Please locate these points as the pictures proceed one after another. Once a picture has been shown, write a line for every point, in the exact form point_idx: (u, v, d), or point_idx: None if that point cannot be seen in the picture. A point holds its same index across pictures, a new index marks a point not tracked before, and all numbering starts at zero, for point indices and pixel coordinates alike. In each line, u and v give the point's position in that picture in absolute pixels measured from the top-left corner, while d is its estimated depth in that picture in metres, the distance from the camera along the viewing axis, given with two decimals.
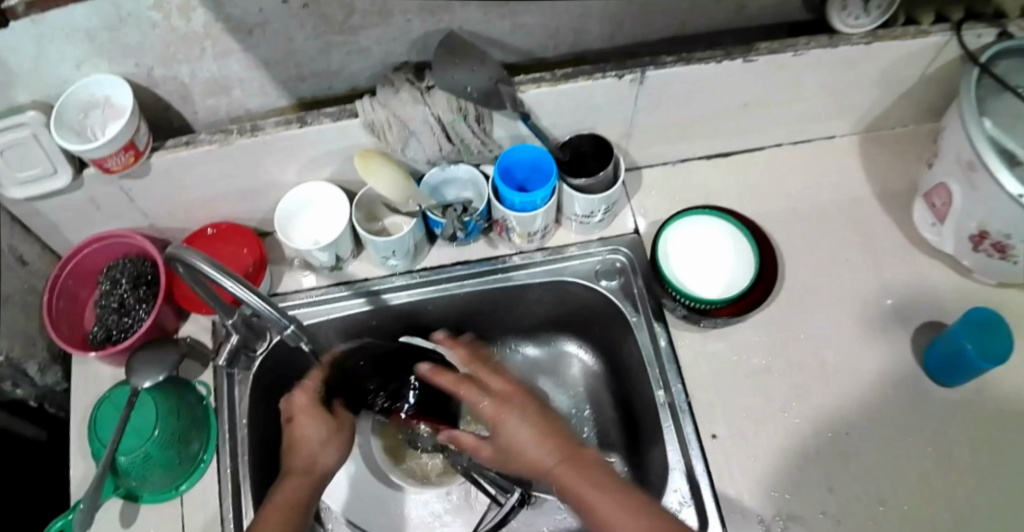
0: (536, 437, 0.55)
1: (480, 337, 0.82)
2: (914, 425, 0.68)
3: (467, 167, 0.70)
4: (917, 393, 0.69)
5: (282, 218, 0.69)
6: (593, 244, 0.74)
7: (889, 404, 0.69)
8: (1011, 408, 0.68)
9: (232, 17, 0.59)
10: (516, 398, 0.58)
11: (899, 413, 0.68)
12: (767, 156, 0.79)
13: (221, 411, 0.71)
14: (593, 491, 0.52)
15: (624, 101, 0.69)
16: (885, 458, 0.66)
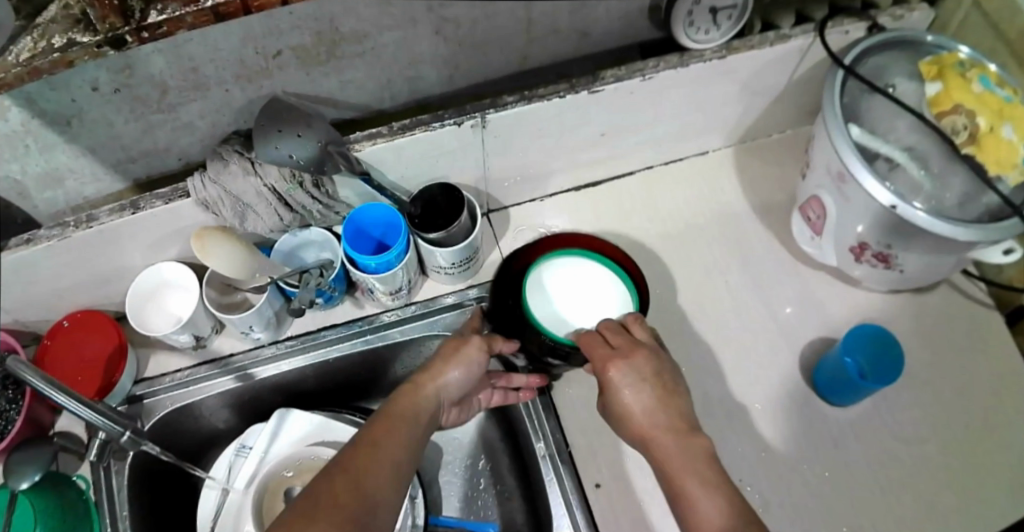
0: (651, 403, 0.53)
1: (369, 395, 0.79)
2: (808, 452, 0.66)
3: (319, 229, 0.69)
4: (806, 412, 0.68)
5: (133, 306, 0.69)
6: (467, 292, 0.72)
7: (776, 431, 0.67)
8: (899, 422, 0.68)
9: (46, 111, 0.56)
10: (647, 361, 0.55)
11: (790, 438, 0.67)
12: (637, 180, 0.77)
13: (101, 506, 0.68)
14: (696, 483, 0.48)
15: (471, 146, 0.66)
16: (782, 490, 0.64)
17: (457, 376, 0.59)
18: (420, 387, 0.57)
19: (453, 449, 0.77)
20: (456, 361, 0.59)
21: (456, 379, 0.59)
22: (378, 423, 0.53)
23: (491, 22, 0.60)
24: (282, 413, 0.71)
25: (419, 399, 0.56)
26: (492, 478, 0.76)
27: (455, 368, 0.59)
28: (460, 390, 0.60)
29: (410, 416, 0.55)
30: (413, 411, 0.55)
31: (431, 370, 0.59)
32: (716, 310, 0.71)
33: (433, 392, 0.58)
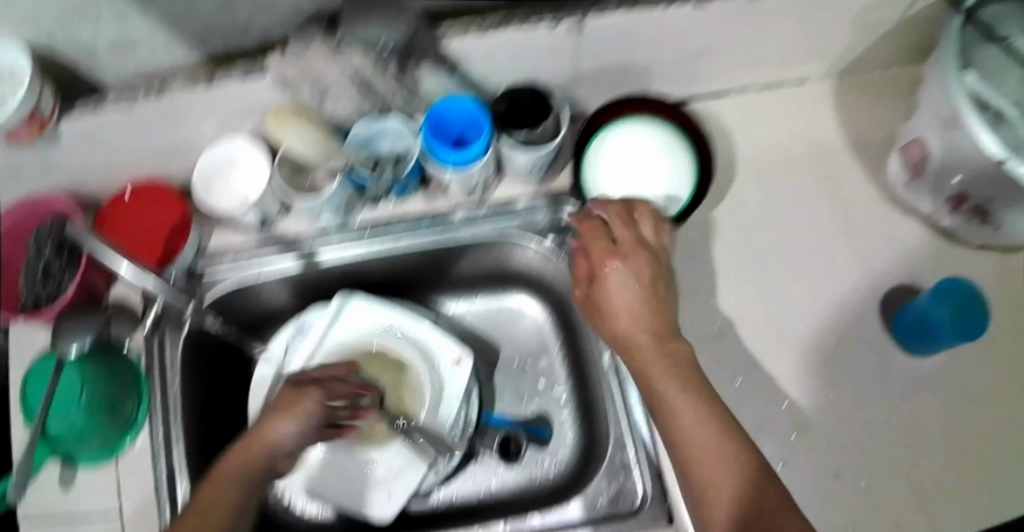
0: (640, 301, 0.57)
1: (430, 292, 0.79)
2: (877, 396, 0.65)
3: (397, 118, 0.64)
4: (878, 357, 0.66)
5: (201, 180, 0.67)
6: (541, 199, 0.69)
7: (846, 372, 0.66)
8: (978, 378, 0.65)
9: None
10: (645, 263, 0.58)
11: (859, 380, 0.66)
12: (721, 107, 0.74)
13: (153, 376, 0.69)
14: (674, 390, 0.53)
15: (561, 50, 0.62)
16: (842, 429, 0.64)
17: (286, 429, 0.59)
18: (257, 439, 0.59)
19: (510, 351, 0.78)
20: (290, 415, 0.60)
21: (292, 435, 0.59)
22: (207, 490, 0.55)
23: None
24: (344, 294, 0.72)
25: (257, 452, 0.58)
26: (549, 385, 0.76)
27: (288, 423, 0.59)
28: (298, 442, 0.60)
29: (240, 472, 0.57)
30: (242, 473, 0.57)
31: (266, 427, 0.59)
32: (795, 246, 0.70)
33: (273, 444, 0.59)
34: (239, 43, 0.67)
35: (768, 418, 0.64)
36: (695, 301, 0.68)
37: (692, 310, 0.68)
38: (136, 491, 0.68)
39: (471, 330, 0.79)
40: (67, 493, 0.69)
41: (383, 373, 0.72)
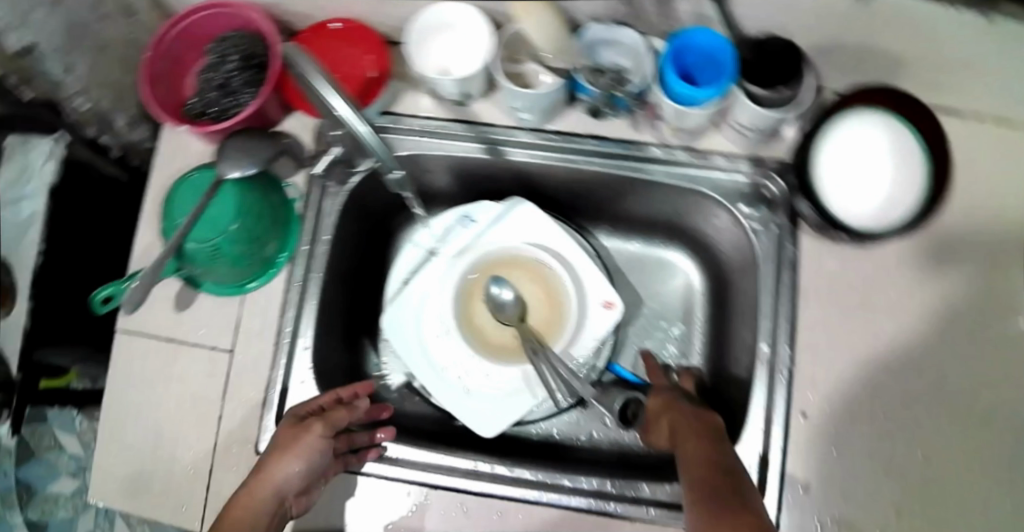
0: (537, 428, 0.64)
1: (591, 218, 0.79)
2: (1011, 487, 0.59)
3: (633, 33, 0.59)
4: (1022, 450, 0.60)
5: (411, 42, 0.60)
6: (743, 162, 0.66)
7: (1001, 448, 0.60)
8: None
9: None
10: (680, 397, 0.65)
11: (995, 460, 0.60)
12: (963, 125, 0.67)
13: (306, 222, 0.67)
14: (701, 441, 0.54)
15: (842, 17, 0.58)
16: (965, 503, 0.59)
17: (289, 469, 0.55)
18: (259, 486, 0.53)
19: (652, 308, 0.78)
20: (295, 454, 0.55)
21: (297, 473, 0.55)
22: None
23: None
24: (515, 201, 0.71)
25: (263, 501, 0.53)
26: (680, 350, 0.77)
27: (292, 462, 0.55)
28: (305, 480, 0.56)
29: (250, 522, 0.51)
30: (256, 518, 0.52)
31: (266, 469, 0.54)
32: (996, 299, 0.64)
33: (277, 486, 0.54)
34: None
35: (898, 463, 0.61)
36: (865, 318, 0.64)
37: (856, 327, 0.64)
38: (253, 332, 0.66)
39: (619, 269, 0.80)
40: (182, 311, 0.67)
41: (529, 289, 0.70)
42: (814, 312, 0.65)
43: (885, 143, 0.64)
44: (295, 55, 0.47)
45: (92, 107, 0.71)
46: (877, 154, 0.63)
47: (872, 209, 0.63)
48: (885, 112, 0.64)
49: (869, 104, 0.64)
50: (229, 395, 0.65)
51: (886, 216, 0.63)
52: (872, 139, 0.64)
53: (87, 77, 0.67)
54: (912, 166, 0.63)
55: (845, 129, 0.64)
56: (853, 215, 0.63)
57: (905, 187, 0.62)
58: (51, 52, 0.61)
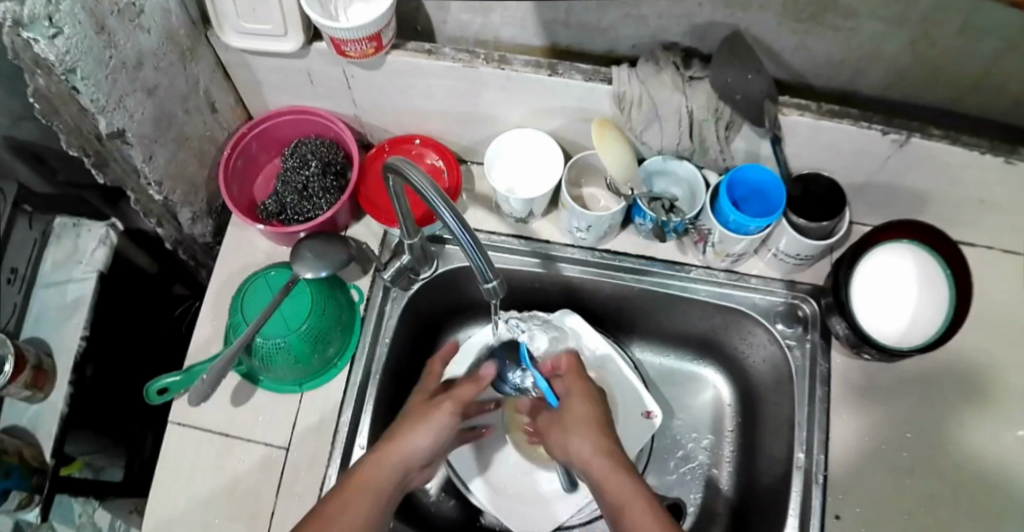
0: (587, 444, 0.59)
1: (627, 330, 0.82)
2: None
3: (690, 166, 0.67)
4: None
5: (488, 159, 0.66)
6: (778, 284, 0.71)
7: None
8: None
9: None
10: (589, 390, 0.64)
11: None
12: (974, 256, 0.75)
13: (368, 323, 0.71)
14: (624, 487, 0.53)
15: (874, 156, 0.66)
16: None
17: (419, 441, 0.61)
18: (393, 452, 0.59)
19: (683, 419, 0.80)
20: (424, 428, 0.61)
21: (427, 445, 0.61)
22: (335, 498, 0.54)
23: (964, 49, 0.61)
24: (562, 312, 0.74)
25: (394, 467, 0.59)
26: (711, 460, 0.77)
27: (423, 435, 0.61)
28: (427, 456, 0.61)
29: (380, 485, 0.57)
30: (381, 482, 0.57)
31: (403, 439, 0.60)
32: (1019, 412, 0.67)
33: (405, 455, 0.60)
34: (587, 47, 0.69)
35: None
36: (894, 424, 0.67)
37: (886, 431, 0.67)
38: (309, 427, 0.68)
39: (649, 381, 0.82)
40: (238, 408, 0.69)
41: None
42: (846, 423, 0.67)
43: (917, 274, 0.69)
44: (400, 164, 0.46)
45: (162, 199, 0.72)
46: (908, 281, 0.69)
47: (901, 329, 0.68)
48: (912, 242, 0.70)
49: (913, 240, 0.70)
50: (279, 490, 0.66)
51: (914, 333, 0.68)
52: (904, 267, 0.69)
53: (162, 170, 0.69)
54: (940, 298, 0.68)
55: (885, 256, 0.70)
56: (883, 334, 0.68)
57: (934, 314, 0.68)
58: (136, 139, 0.64)
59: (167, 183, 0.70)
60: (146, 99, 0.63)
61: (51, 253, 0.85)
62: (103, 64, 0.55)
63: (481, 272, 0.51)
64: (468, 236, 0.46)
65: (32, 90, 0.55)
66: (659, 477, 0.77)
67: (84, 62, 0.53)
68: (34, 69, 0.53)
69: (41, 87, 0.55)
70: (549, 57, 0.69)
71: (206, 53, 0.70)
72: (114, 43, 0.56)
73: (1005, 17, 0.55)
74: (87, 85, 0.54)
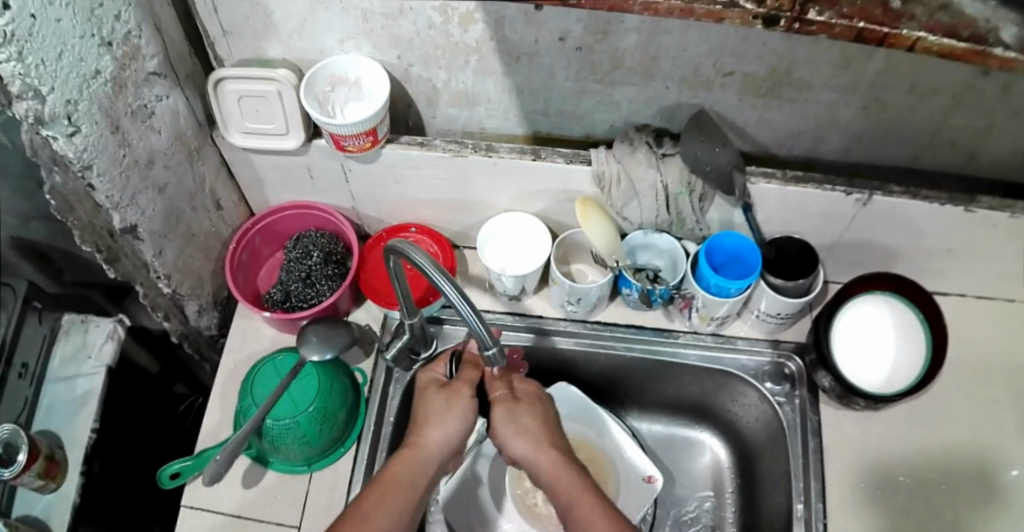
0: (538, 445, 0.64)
1: (623, 400, 0.84)
2: None
3: (669, 238, 0.72)
4: None
5: (479, 244, 0.71)
6: (763, 344, 0.75)
7: None
8: None
9: (508, 40, 0.61)
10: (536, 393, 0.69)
11: None
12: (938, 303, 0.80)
13: (372, 405, 0.74)
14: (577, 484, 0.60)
15: (842, 215, 0.71)
16: None
17: (442, 434, 0.63)
18: (421, 448, 0.62)
19: (683, 484, 0.81)
20: (445, 419, 0.63)
21: (454, 433, 0.63)
22: (374, 494, 0.57)
23: (914, 110, 0.66)
24: (556, 384, 0.77)
25: (424, 459, 0.61)
26: (713, 522, 0.79)
27: (450, 424, 0.63)
28: (455, 443, 0.64)
29: (409, 479, 0.59)
30: (413, 475, 0.59)
31: (428, 432, 0.63)
32: (989, 447, 0.73)
33: (431, 449, 0.62)
34: (567, 131, 0.73)
35: None
36: (881, 468, 0.71)
37: (874, 474, 0.71)
38: (320, 508, 0.70)
39: (649, 447, 0.84)
40: (248, 491, 0.71)
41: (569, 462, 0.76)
42: (841, 471, 0.71)
43: (893, 324, 0.73)
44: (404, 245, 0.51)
45: (172, 292, 0.74)
46: (886, 331, 0.72)
47: (885, 375, 0.71)
48: (888, 294, 0.73)
49: (886, 293, 0.73)
50: None
51: (896, 378, 0.71)
52: (881, 318, 0.73)
53: (171, 264, 0.72)
54: (917, 346, 0.71)
55: (860, 307, 0.73)
56: (867, 382, 0.71)
57: (915, 360, 0.71)
58: (147, 236, 0.68)
59: (176, 278, 0.74)
60: (156, 197, 0.67)
61: (59, 347, 0.88)
62: (117, 161, 0.60)
63: (482, 340, 0.56)
64: (469, 308, 0.50)
65: (49, 189, 0.60)
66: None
67: (99, 159, 0.57)
68: (52, 166, 0.57)
69: (58, 184, 0.59)
70: (531, 144, 0.73)
71: (212, 152, 0.75)
72: (128, 142, 0.61)
73: (957, 70, 0.60)
74: (103, 181, 0.59)
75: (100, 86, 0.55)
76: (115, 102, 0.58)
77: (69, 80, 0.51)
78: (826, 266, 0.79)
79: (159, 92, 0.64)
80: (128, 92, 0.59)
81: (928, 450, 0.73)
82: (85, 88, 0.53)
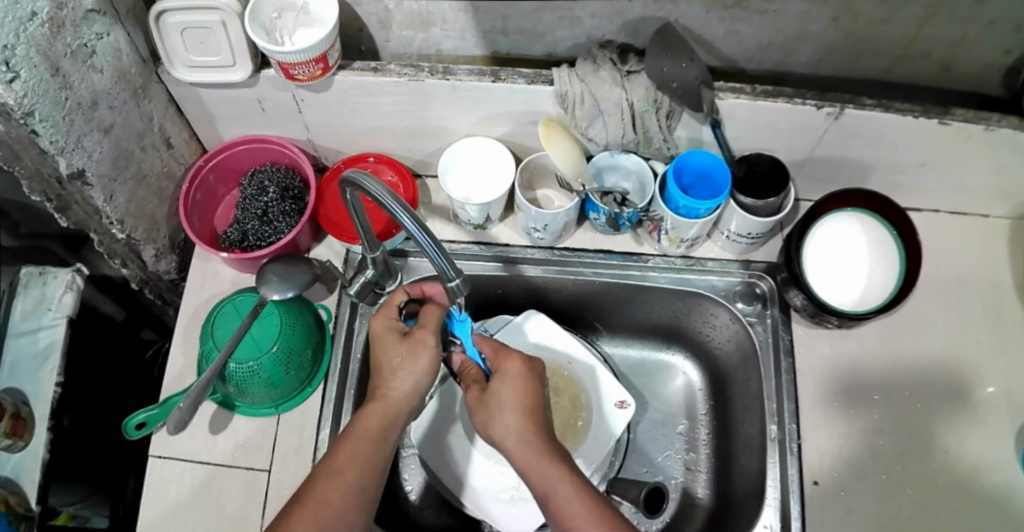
0: (530, 424, 0.57)
1: (595, 325, 0.83)
2: None
3: (637, 159, 0.70)
4: (1010, 496, 0.67)
5: (442, 169, 0.69)
6: (734, 264, 0.73)
7: (991, 501, 0.67)
8: None
9: None
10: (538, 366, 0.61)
11: (989, 509, 0.66)
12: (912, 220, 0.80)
13: (338, 341, 0.73)
14: (561, 472, 0.53)
15: (813, 130, 0.69)
16: None
17: (408, 384, 0.60)
18: (389, 400, 0.59)
19: (657, 409, 0.81)
20: (409, 367, 0.60)
21: (419, 388, 0.60)
22: (342, 450, 0.55)
23: (887, 21, 0.64)
24: (528, 311, 0.76)
25: (394, 413, 0.59)
26: (687, 445, 0.79)
27: (412, 374, 0.60)
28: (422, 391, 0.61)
29: (380, 432, 0.57)
30: (381, 430, 0.57)
31: (391, 386, 0.60)
32: (962, 361, 0.73)
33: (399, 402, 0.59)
34: (527, 51, 0.71)
35: (906, 518, 0.66)
36: (855, 385, 0.71)
37: (849, 391, 0.71)
38: (290, 448, 0.69)
39: (620, 374, 0.83)
40: (216, 435, 0.70)
41: None
42: (818, 391, 0.70)
43: (860, 236, 0.72)
44: (355, 174, 0.48)
45: (125, 237, 0.72)
46: (852, 244, 0.71)
47: (857, 295, 0.70)
48: (859, 210, 0.72)
49: (851, 206, 0.72)
50: (270, 509, 0.67)
51: (867, 297, 0.70)
52: (850, 233, 0.72)
53: (123, 208, 0.70)
54: (890, 260, 0.70)
55: (826, 223, 0.72)
56: (837, 300, 0.70)
57: (890, 277, 0.70)
58: (96, 180, 0.65)
59: (129, 222, 0.71)
60: (103, 138, 0.64)
61: (18, 303, 0.85)
62: (60, 104, 0.57)
63: (444, 273, 0.52)
64: (428, 237, 0.46)
65: None
66: (639, 465, 0.78)
67: (41, 105, 0.55)
68: None
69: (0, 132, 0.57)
70: (490, 66, 0.71)
71: (158, 90, 0.71)
72: (70, 84, 0.58)
73: None
74: (46, 127, 0.57)
75: (37, 28, 0.52)
76: (53, 44, 0.55)
77: (4, 24, 0.49)
78: (796, 183, 0.78)
79: (99, 30, 0.60)
80: (66, 33, 0.56)
81: (903, 366, 0.72)
82: (21, 31, 0.51)
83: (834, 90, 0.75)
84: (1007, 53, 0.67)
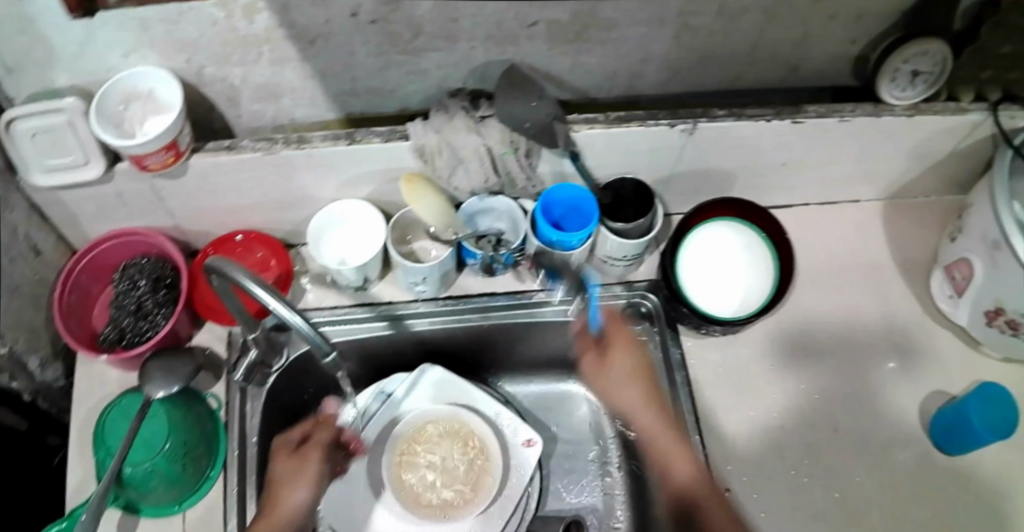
0: (641, 399, 0.67)
1: (495, 367, 0.83)
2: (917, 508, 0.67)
3: (506, 199, 0.71)
4: (915, 467, 0.69)
5: (313, 237, 0.69)
6: (617, 287, 0.75)
7: (898, 476, 0.69)
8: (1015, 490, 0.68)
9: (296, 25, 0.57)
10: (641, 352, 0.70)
11: (897, 483, 0.68)
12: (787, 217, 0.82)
13: (232, 427, 0.71)
14: (681, 452, 0.63)
15: (672, 147, 0.70)
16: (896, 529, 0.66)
17: (301, 498, 0.61)
18: (277, 514, 0.60)
19: (567, 439, 0.81)
20: (301, 482, 0.62)
21: (306, 499, 0.62)
22: None
23: (722, 35, 0.66)
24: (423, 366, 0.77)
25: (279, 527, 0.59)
26: (600, 470, 0.79)
27: (304, 488, 0.62)
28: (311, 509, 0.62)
29: None
30: None
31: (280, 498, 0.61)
32: (851, 345, 0.75)
33: (288, 516, 0.60)
34: (381, 109, 0.72)
35: (823, 510, 0.67)
36: (753, 386, 0.72)
37: (750, 394, 0.72)
38: None
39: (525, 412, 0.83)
40: None
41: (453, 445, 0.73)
42: (720, 397, 0.72)
43: (730, 242, 0.73)
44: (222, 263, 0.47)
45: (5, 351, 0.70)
46: (723, 251, 0.73)
47: (736, 300, 0.71)
48: (726, 219, 0.74)
49: (714, 216, 0.74)
50: None
51: (748, 301, 0.71)
52: (721, 240, 0.74)
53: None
54: (761, 262, 0.72)
55: (691, 235, 0.74)
56: (719, 307, 0.71)
57: (766, 278, 0.71)
58: None
59: (4, 336, 0.69)
60: None
61: None
62: None
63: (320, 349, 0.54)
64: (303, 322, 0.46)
65: None
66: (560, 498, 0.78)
67: None
68: None
69: None
70: (346, 127, 0.71)
71: (18, 198, 0.69)
72: None
73: None
74: None
75: None
76: None
77: None
78: (666, 200, 0.80)
79: None
80: None
81: (797, 360, 0.74)
82: None
83: (689, 104, 0.78)
84: (848, 44, 0.70)
